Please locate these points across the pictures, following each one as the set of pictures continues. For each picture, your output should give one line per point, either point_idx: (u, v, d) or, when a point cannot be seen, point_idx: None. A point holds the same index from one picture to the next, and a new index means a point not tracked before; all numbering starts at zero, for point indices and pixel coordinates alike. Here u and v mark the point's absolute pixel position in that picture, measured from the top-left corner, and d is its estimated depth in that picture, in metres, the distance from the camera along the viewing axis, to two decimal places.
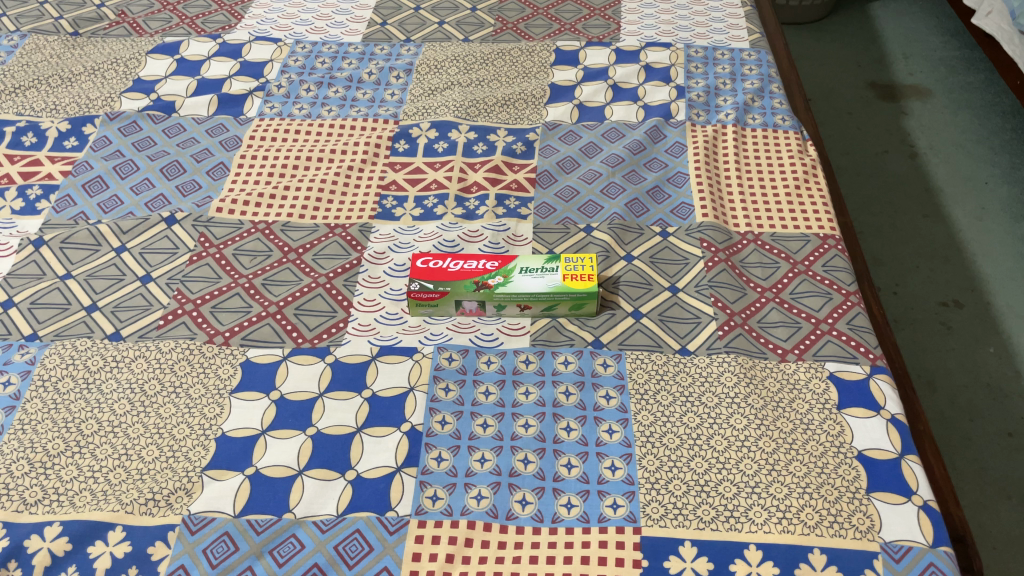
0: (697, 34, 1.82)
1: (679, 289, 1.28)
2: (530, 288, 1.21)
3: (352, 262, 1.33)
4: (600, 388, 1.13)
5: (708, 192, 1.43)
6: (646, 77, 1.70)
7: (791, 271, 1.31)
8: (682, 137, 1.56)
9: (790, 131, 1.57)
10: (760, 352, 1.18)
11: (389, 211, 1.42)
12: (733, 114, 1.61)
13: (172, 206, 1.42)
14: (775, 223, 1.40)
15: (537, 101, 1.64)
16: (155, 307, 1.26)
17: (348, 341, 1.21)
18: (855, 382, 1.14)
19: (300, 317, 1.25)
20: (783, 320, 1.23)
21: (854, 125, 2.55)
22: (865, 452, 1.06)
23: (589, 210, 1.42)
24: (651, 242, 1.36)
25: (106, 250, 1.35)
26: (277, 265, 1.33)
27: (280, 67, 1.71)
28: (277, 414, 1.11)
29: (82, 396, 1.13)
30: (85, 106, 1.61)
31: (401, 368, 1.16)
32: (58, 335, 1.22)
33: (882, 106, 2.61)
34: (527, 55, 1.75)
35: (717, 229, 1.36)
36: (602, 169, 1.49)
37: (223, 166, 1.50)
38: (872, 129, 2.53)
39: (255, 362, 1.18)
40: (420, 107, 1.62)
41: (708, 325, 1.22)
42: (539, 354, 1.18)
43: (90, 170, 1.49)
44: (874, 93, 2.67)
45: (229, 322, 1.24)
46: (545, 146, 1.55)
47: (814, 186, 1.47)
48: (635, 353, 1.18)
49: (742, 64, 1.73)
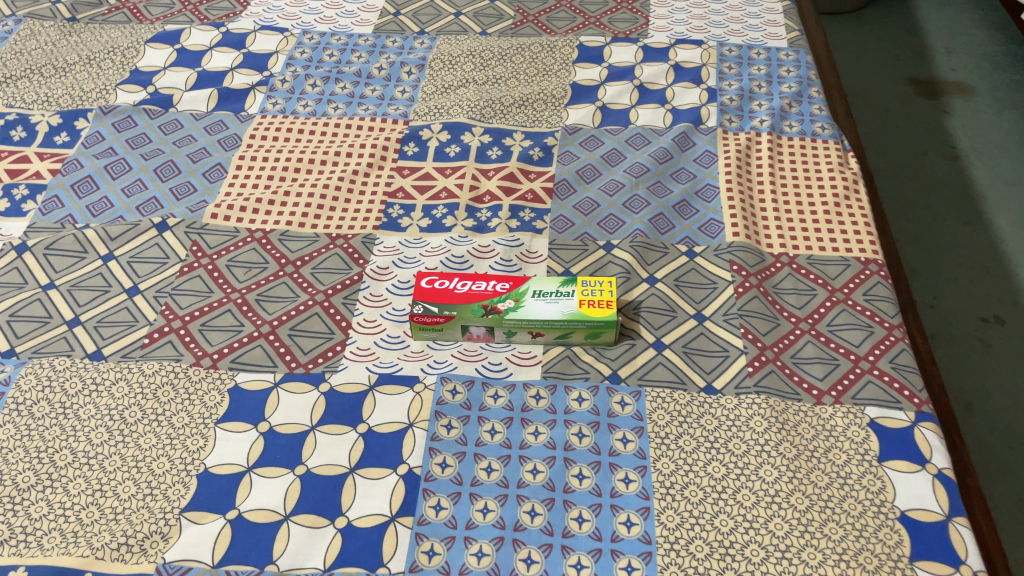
0: (731, 31, 1.70)
1: (705, 316, 1.17)
2: (543, 314, 1.12)
3: (354, 276, 1.24)
4: (617, 430, 1.03)
5: (739, 207, 1.32)
6: (675, 77, 1.58)
7: (829, 299, 1.20)
8: (713, 145, 1.45)
9: (830, 141, 1.46)
10: (794, 393, 1.08)
11: (395, 221, 1.33)
12: (768, 120, 1.49)
13: (164, 210, 1.34)
14: (812, 244, 1.29)
15: (557, 102, 1.54)
16: (141, 324, 1.17)
17: (345, 368, 1.12)
18: (897, 430, 1.04)
19: (294, 338, 1.16)
20: (819, 356, 1.13)
21: (893, 124, 2.42)
22: (909, 512, 0.96)
23: (609, 224, 1.31)
24: (676, 262, 1.25)
25: (92, 257, 1.26)
26: (273, 279, 1.24)
27: (286, 60, 1.61)
28: (265, 448, 1.03)
29: (57, 423, 1.05)
30: (78, 98, 1.52)
31: (402, 401, 1.07)
32: (36, 352, 1.14)
33: (923, 105, 2.47)
34: (548, 52, 1.64)
35: (749, 250, 1.26)
36: (625, 179, 1.38)
37: (220, 167, 1.41)
38: (912, 129, 2.40)
39: (244, 389, 1.09)
40: (431, 107, 1.52)
41: (737, 361, 1.11)
42: (550, 388, 1.08)
43: (80, 168, 1.40)
44: (915, 89, 2.52)
45: (219, 342, 1.15)
46: (564, 152, 1.44)
47: (856, 203, 1.35)
48: (656, 391, 1.08)
49: (779, 65, 1.61)
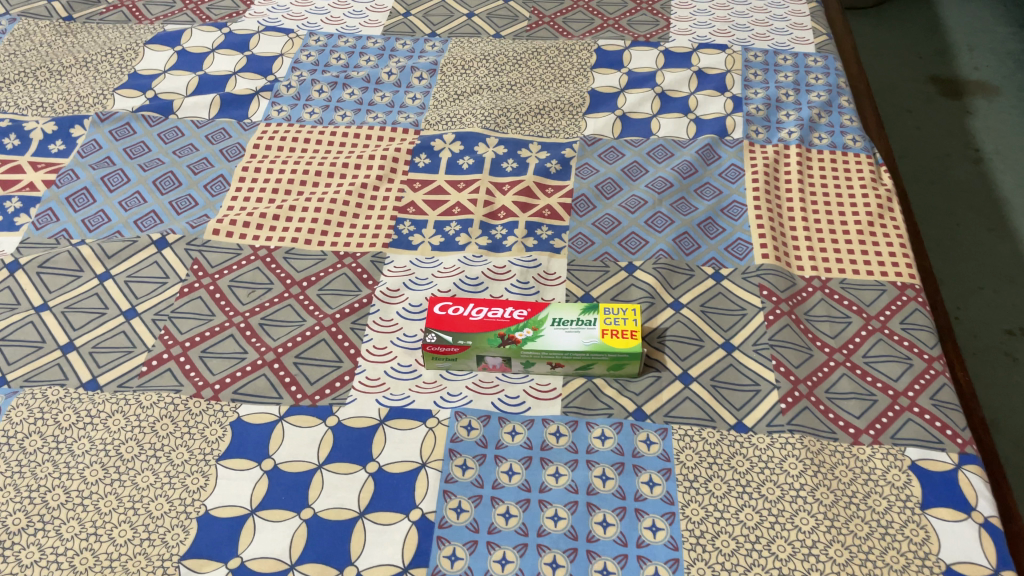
0: (756, 34, 1.63)
1: (734, 346, 1.11)
2: (563, 344, 1.05)
3: (363, 299, 1.18)
4: (642, 472, 0.97)
5: (768, 226, 1.26)
6: (698, 85, 1.51)
7: (865, 328, 1.14)
8: (739, 158, 1.38)
9: (861, 154, 1.39)
10: (829, 432, 1.02)
11: (406, 239, 1.27)
12: (797, 132, 1.42)
13: (163, 225, 1.27)
14: (845, 267, 1.22)
15: (575, 110, 1.47)
16: (139, 350, 1.11)
17: (354, 400, 1.06)
18: (940, 474, 0.98)
19: (300, 366, 1.10)
20: (855, 391, 1.07)
21: (915, 125, 2.34)
22: (954, 566, 0.90)
23: (631, 244, 1.25)
24: (703, 286, 1.19)
25: (88, 276, 1.20)
26: (278, 301, 1.18)
27: (291, 63, 1.54)
28: (269, 489, 0.97)
29: (50, 459, 0.99)
30: (74, 103, 1.46)
31: (414, 438, 1.01)
32: (29, 380, 1.08)
33: (945, 105, 2.39)
34: (565, 56, 1.57)
35: (779, 274, 1.19)
36: (647, 195, 1.31)
37: (222, 179, 1.34)
38: (934, 130, 2.32)
39: (247, 422, 1.04)
40: (443, 115, 1.45)
41: (769, 396, 1.05)
42: (571, 425, 1.02)
43: (75, 180, 1.34)
44: (937, 89, 2.44)
45: (220, 370, 1.09)
46: (582, 164, 1.38)
47: (891, 221, 1.29)
48: (684, 428, 1.02)
49: (807, 71, 1.54)
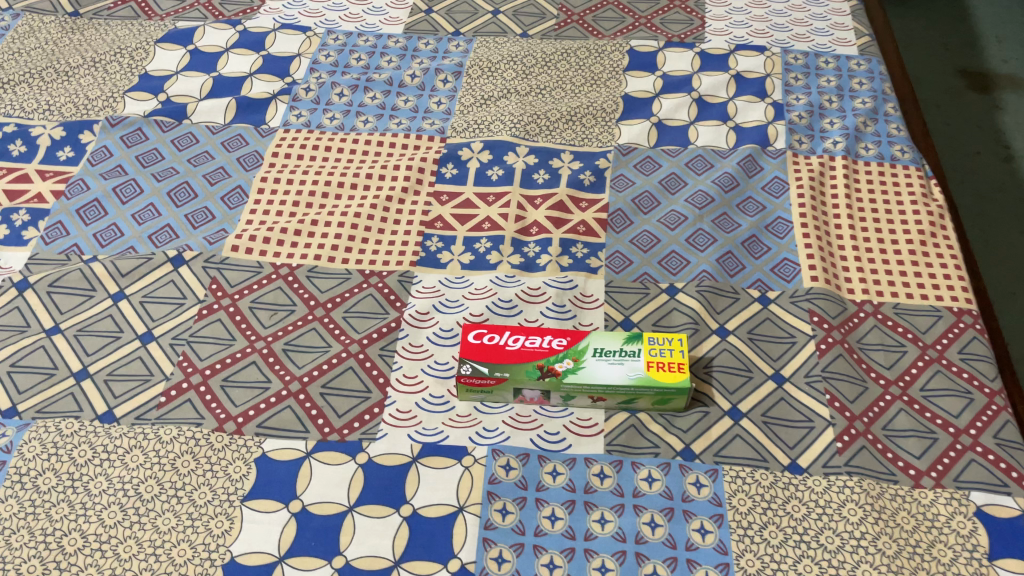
0: (795, 35, 1.55)
1: (785, 378, 1.06)
2: (606, 378, 1.00)
3: (391, 322, 1.12)
4: (693, 518, 0.92)
5: (816, 245, 1.20)
6: (737, 89, 1.44)
7: (921, 358, 1.08)
8: (783, 170, 1.31)
9: (910, 167, 1.32)
10: (889, 473, 0.97)
11: (434, 257, 1.20)
12: (842, 141, 1.35)
13: (179, 240, 1.21)
14: (899, 290, 1.16)
15: (608, 116, 1.40)
16: (156, 378, 1.05)
17: (384, 435, 1.00)
18: (1008, 522, 0.93)
19: (327, 397, 1.04)
20: (914, 428, 1.01)
21: (941, 120, 2.20)
22: None
23: (672, 264, 1.19)
24: (749, 310, 1.13)
25: (101, 296, 1.14)
26: (301, 324, 1.12)
27: (309, 64, 1.47)
28: (298, 534, 0.92)
29: (65, 499, 0.94)
30: (83, 107, 1.39)
31: (449, 478, 0.96)
32: (41, 412, 1.02)
33: (973, 100, 2.25)
34: (596, 57, 1.50)
35: (829, 298, 1.13)
36: (687, 211, 1.25)
37: (240, 190, 1.28)
38: (962, 126, 2.18)
39: (272, 459, 0.98)
40: (470, 122, 1.39)
41: (824, 434, 1.00)
42: (616, 465, 0.97)
43: (86, 190, 1.27)
44: (964, 82, 2.29)
45: (243, 402, 1.03)
46: (617, 176, 1.31)
47: (944, 240, 1.22)
48: (735, 470, 0.96)
49: (850, 76, 1.47)
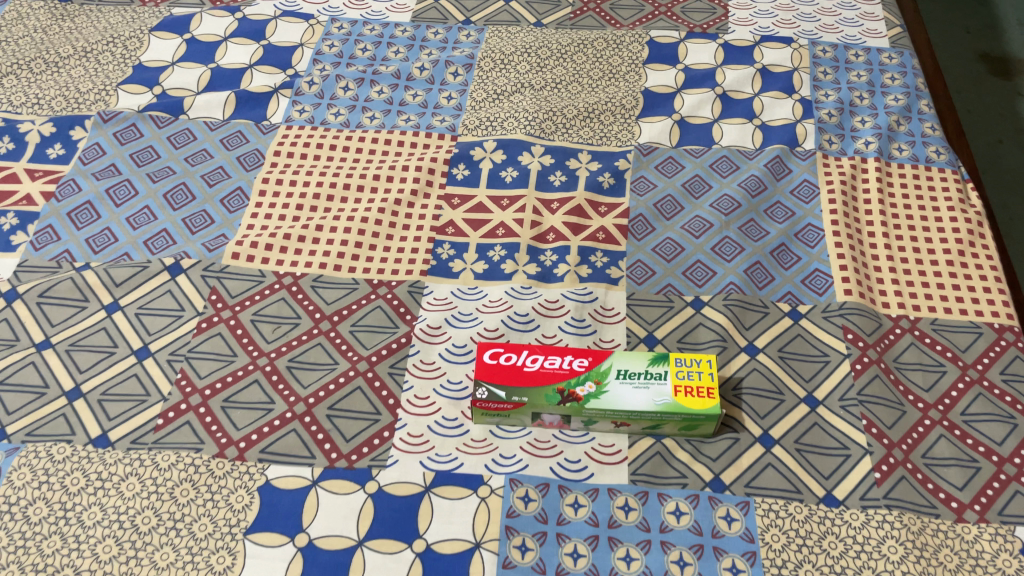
0: (823, 25, 1.48)
1: (818, 401, 1.00)
2: (630, 403, 0.94)
3: (401, 338, 1.06)
4: (724, 556, 0.87)
5: (849, 255, 1.13)
6: (763, 84, 1.37)
7: (961, 380, 1.02)
8: (813, 173, 1.24)
9: (946, 170, 1.26)
10: (930, 506, 0.91)
11: (445, 265, 1.14)
12: (874, 142, 1.28)
13: (177, 247, 1.15)
14: (936, 304, 1.10)
15: (628, 113, 1.33)
16: (153, 399, 0.99)
17: (395, 461, 0.95)
18: None
19: (333, 420, 0.98)
20: (956, 456, 0.96)
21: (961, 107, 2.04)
22: None
23: (697, 275, 1.13)
24: (779, 326, 1.07)
25: (94, 307, 1.08)
26: (306, 339, 1.06)
27: (312, 55, 1.40)
28: (305, 570, 0.86)
29: (56, 531, 0.89)
30: (74, 101, 1.32)
31: (465, 510, 0.90)
32: (31, 435, 0.96)
33: (995, 85, 2.08)
34: (615, 49, 1.42)
35: (864, 314, 1.07)
36: (712, 217, 1.19)
37: (241, 193, 1.21)
38: (983, 113, 2.02)
39: (277, 488, 0.92)
40: (481, 119, 1.32)
41: (861, 463, 0.94)
42: (641, 496, 0.91)
43: (78, 192, 1.21)
44: (987, 67, 2.12)
45: (245, 426, 0.97)
46: (638, 178, 1.24)
47: (983, 250, 1.16)
48: (768, 502, 0.91)
49: (881, 70, 1.40)
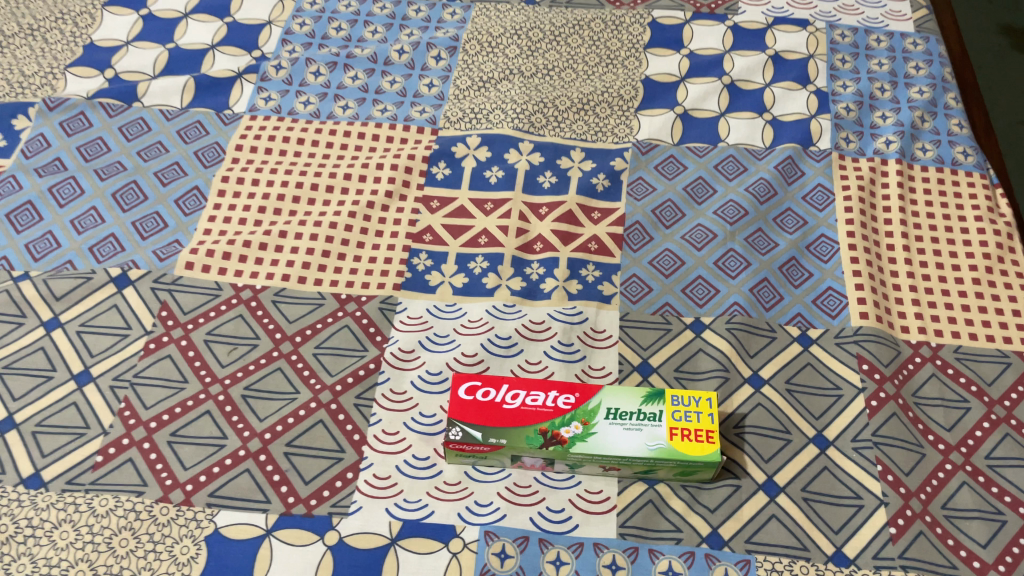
0: (842, 6, 1.35)
1: (828, 443, 0.90)
2: (621, 448, 0.84)
3: (369, 363, 0.96)
4: None
5: (866, 272, 1.03)
6: (775, 73, 1.25)
7: (987, 418, 0.93)
8: (827, 176, 1.13)
9: (973, 173, 1.14)
10: (950, 566, 0.82)
11: (421, 278, 1.03)
12: (896, 141, 1.17)
13: (125, 255, 1.04)
14: (960, 329, 1.00)
15: (626, 104, 1.21)
16: (93, 433, 0.90)
17: (359, 508, 0.85)
18: None
19: (292, 459, 0.89)
20: (979, 507, 0.86)
21: None
22: None
23: (698, 292, 1.02)
24: (787, 354, 0.97)
25: (32, 324, 0.98)
26: (265, 363, 0.96)
27: (281, 35, 1.28)
28: None
29: None
30: (17, 85, 1.20)
31: (435, 567, 0.81)
32: None
33: None
34: (614, 31, 1.30)
35: (882, 341, 0.97)
36: (716, 226, 1.08)
37: (198, 193, 1.10)
38: None
39: (226, 538, 0.83)
40: (465, 110, 1.20)
41: (874, 516, 0.85)
42: (630, 553, 0.82)
43: (18, 190, 1.09)
44: None
45: (194, 465, 0.88)
46: (635, 180, 1.13)
47: (1012, 267, 1.05)
48: (770, 561, 0.82)
49: (905, 58, 1.28)
